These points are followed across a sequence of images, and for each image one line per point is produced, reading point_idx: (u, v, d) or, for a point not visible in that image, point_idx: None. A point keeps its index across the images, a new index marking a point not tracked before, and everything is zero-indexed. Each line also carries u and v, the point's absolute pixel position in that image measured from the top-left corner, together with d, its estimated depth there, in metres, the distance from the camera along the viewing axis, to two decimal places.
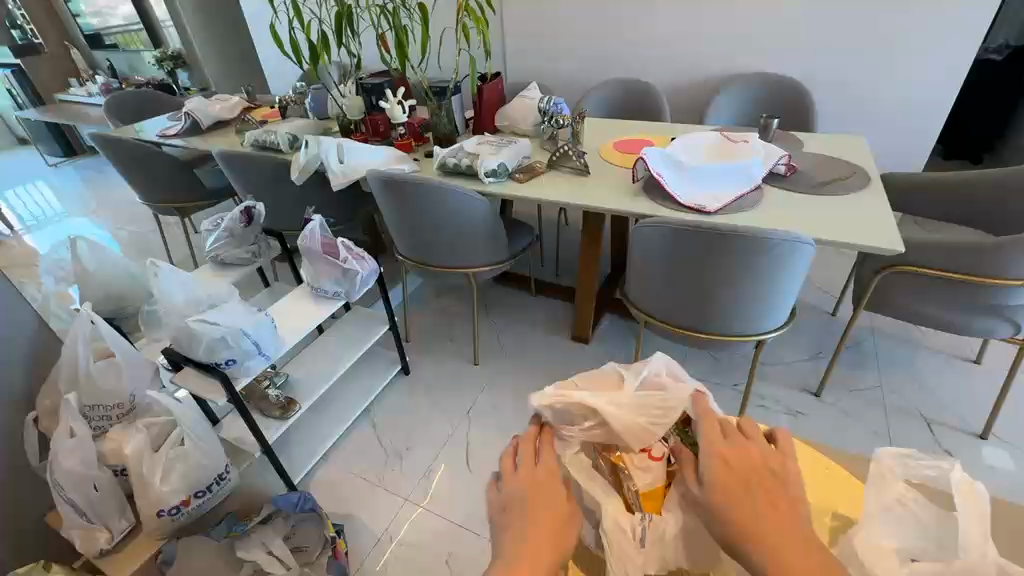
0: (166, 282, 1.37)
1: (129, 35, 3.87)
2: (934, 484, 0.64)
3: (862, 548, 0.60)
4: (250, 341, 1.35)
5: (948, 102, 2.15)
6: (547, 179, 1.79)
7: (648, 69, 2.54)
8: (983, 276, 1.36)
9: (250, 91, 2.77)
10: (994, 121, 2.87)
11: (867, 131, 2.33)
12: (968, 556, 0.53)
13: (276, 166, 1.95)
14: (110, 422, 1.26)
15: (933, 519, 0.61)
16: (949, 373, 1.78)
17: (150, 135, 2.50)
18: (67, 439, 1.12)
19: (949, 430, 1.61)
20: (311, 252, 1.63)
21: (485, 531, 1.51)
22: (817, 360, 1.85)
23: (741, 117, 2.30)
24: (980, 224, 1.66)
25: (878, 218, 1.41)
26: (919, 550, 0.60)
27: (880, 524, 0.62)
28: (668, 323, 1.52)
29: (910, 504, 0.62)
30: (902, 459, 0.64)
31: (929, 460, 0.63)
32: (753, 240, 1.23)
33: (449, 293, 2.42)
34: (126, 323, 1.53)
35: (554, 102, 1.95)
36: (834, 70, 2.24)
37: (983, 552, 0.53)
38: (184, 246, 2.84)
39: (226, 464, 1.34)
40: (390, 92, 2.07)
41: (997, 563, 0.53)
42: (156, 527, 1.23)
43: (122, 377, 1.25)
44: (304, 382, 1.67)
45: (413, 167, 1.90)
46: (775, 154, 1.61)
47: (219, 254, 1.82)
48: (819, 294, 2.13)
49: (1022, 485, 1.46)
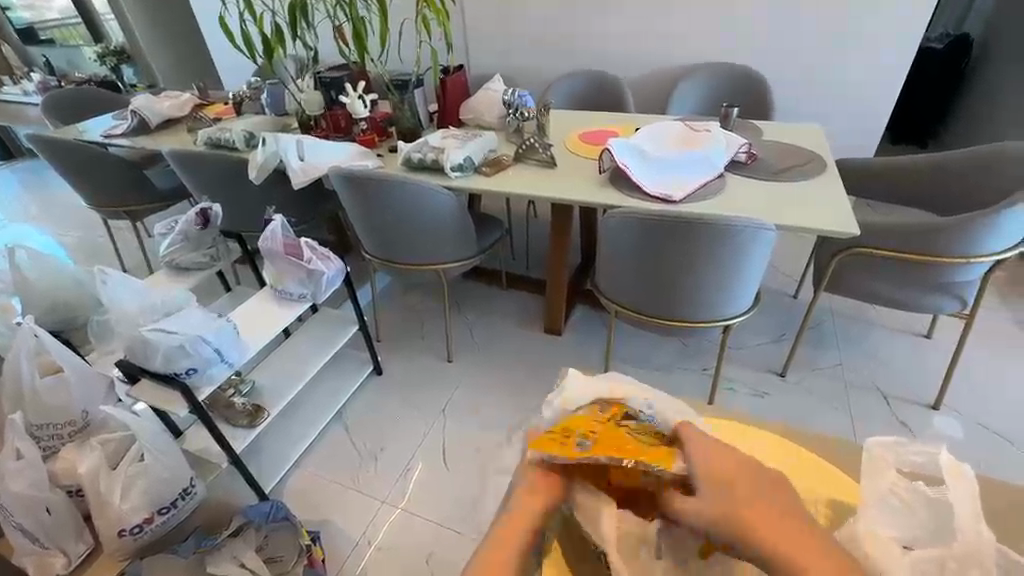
0: (117, 290, 1.30)
1: (66, 29, 3.63)
2: (922, 470, 0.62)
3: (865, 537, 0.56)
4: (211, 348, 1.29)
5: (894, 90, 2.24)
6: (514, 172, 1.77)
7: (611, 60, 2.56)
8: (931, 255, 1.43)
9: (201, 86, 2.65)
10: (937, 108, 3.02)
11: (821, 119, 2.41)
12: (965, 535, 0.52)
13: (232, 165, 1.88)
14: (61, 440, 1.19)
15: (926, 510, 0.58)
16: (903, 348, 1.87)
17: (93, 135, 2.36)
18: (13, 461, 1.06)
19: (904, 402, 1.69)
20: (273, 253, 1.58)
21: (465, 528, 1.51)
22: (781, 342, 1.92)
23: (702, 107, 2.34)
24: (927, 206, 1.74)
25: (834, 202, 1.45)
26: (913, 539, 0.58)
27: (876, 513, 0.59)
28: (635, 312, 1.54)
29: (903, 492, 0.59)
30: (891, 447, 0.62)
31: (917, 445, 0.61)
32: (716, 228, 1.26)
33: (420, 290, 2.38)
34: (75, 336, 1.44)
35: (518, 94, 1.94)
36: (789, 60, 2.31)
37: (980, 531, 0.52)
38: (137, 251, 2.71)
39: (192, 477, 1.28)
40: (349, 86, 2.02)
41: (994, 542, 0.52)
42: (118, 547, 1.17)
43: (73, 393, 1.18)
44: (272, 388, 1.63)
45: (377, 163, 1.86)
46: (735, 143, 1.64)
47: (175, 259, 1.74)
48: (781, 278, 2.20)
49: (971, 452, 1.55)
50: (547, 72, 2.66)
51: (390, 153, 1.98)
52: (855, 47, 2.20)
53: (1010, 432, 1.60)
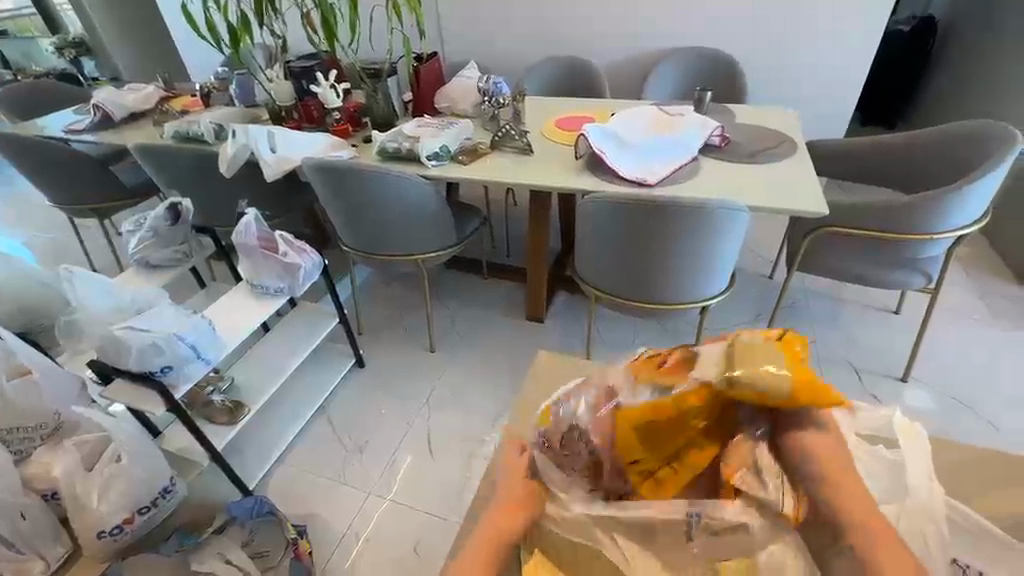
0: (84, 289, 1.27)
1: (21, 20, 3.48)
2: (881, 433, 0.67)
3: None
4: (186, 345, 1.27)
5: (862, 71, 2.29)
6: (491, 160, 1.77)
7: (585, 45, 2.55)
8: (899, 232, 1.47)
9: (166, 78, 2.56)
10: (904, 89, 3.09)
11: (792, 101, 2.44)
12: (920, 497, 0.58)
13: (201, 158, 1.83)
14: (34, 444, 1.16)
15: (881, 470, 0.61)
16: (873, 324, 1.93)
17: (53, 131, 2.28)
18: None
19: (874, 376, 1.75)
20: (247, 248, 1.56)
21: (452, 514, 1.52)
22: (757, 321, 1.96)
23: (677, 91, 2.35)
24: (894, 184, 1.78)
25: (806, 183, 1.48)
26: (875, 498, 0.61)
27: None
28: (613, 296, 1.55)
29: (863, 455, 0.63)
30: (850, 413, 0.66)
31: (872, 410, 0.67)
32: (686, 211, 1.28)
33: (401, 281, 2.37)
34: (43, 337, 1.39)
35: (493, 81, 1.93)
36: (760, 43, 2.33)
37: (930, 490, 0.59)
38: (106, 250, 2.63)
39: (172, 476, 1.27)
40: (320, 75, 1.98)
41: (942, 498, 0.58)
42: (97, 549, 1.16)
43: (44, 395, 1.15)
44: (251, 384, 1.61)
45: (351, 154, 1.83)
46: (709, 125, 1.66)
47: (145, 256, 1.70)
48: (756, 259, 2.24)
49: (936, 421, 1.61)
50: (522, 58, 2.64)
51: (365, 143, 1.95)
52: (824, 29, 2.23)
53: (974, 401, 1.67)
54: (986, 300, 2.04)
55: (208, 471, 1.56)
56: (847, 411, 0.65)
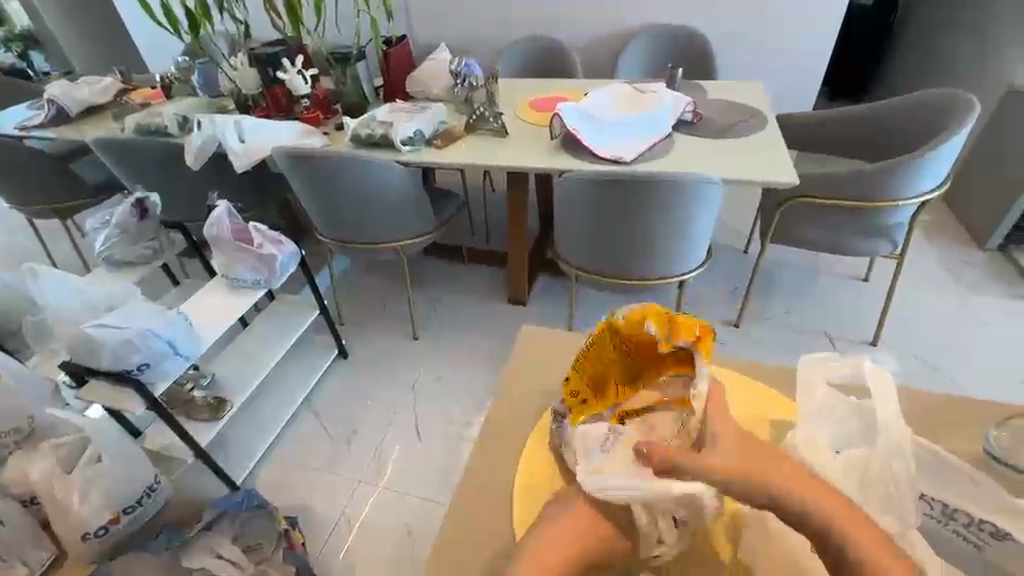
0: (50, 288, 1.22)
1: None
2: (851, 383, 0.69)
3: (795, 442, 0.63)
4: (163, 342, 1.25)
5: (826, 45, 2.33)
6: (466, 143, 1.75)
7: (556, 25, 2.52)
8: (866, 200, 1.52)
9: (124, 69, 2.46)
10: (868, 63, 3.15)
11: (762, 76, 2.47)
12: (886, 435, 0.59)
13: (167, 151, 1.77)
14: (9, 448, 1.12)
15: (852, 416, 0.65)
16: (844, 292, 1.99)
17: (5, 128, 2.17)
18: None
19: (846, 341, 1.82)
20: (220, 240, 1.52)
21: (443, 497, 1.54)
22: (734, 295, 2.00)
23: (649, 69, 2.35)
24: (858, 155, 1.84)
25: (776, 155, 1.52)
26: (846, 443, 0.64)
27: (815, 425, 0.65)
28: (592, 273, 1.57)
29: (833, 405, 0.66)
30: (818, 366, 0.69)
31: (841, 361, 0.68)
32: (663, 185, 1.30)
33: (380, 270, 2.34)
34: (11, 341, 1.35)
35: (464, 63, 1.91)
36: (729, 20, 2.35)
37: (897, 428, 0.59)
38: (69, 251, 2.53)
39: (155, 475, 1.25)
40: (287, 62, 1.92)
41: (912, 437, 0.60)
42: (82, 552, 1.14)
43: (18, 397, 1.12)
44: (233, 379, 1.58)
45: (323, 142, 1.80)
46: (681, 101, 1.67)
47: (113, 254, 1.65)
48: (732, 233, 2.28)
49: (904, 380, 1.69)
50: (493, 40, 2.61)
51: (337, 130, 1.92)
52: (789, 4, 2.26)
53: (939, 361, 1.75)
54: (949, 265, 2.12)
55: (192, 468, 1.54)
56: (815, 367, 0.69)
